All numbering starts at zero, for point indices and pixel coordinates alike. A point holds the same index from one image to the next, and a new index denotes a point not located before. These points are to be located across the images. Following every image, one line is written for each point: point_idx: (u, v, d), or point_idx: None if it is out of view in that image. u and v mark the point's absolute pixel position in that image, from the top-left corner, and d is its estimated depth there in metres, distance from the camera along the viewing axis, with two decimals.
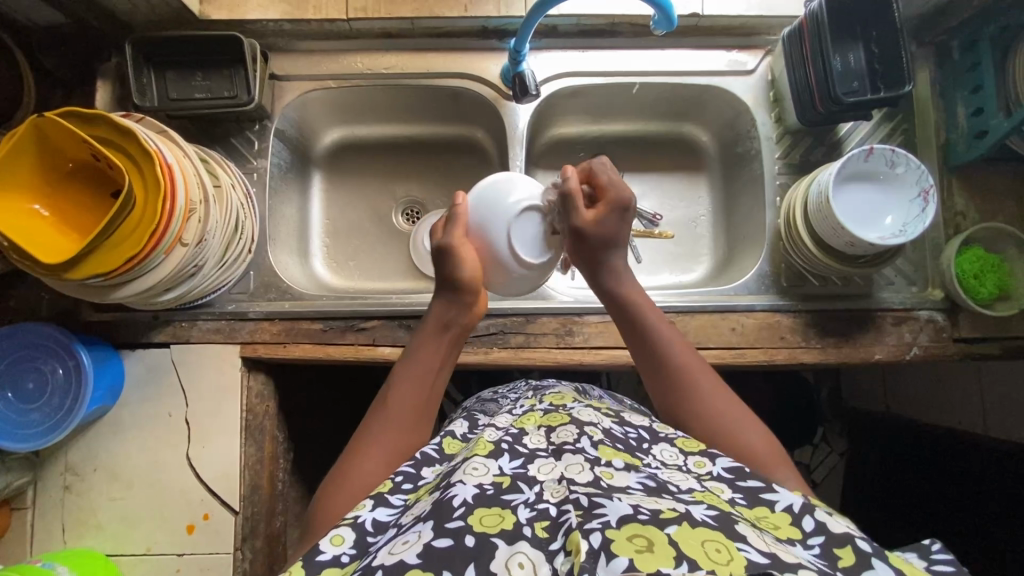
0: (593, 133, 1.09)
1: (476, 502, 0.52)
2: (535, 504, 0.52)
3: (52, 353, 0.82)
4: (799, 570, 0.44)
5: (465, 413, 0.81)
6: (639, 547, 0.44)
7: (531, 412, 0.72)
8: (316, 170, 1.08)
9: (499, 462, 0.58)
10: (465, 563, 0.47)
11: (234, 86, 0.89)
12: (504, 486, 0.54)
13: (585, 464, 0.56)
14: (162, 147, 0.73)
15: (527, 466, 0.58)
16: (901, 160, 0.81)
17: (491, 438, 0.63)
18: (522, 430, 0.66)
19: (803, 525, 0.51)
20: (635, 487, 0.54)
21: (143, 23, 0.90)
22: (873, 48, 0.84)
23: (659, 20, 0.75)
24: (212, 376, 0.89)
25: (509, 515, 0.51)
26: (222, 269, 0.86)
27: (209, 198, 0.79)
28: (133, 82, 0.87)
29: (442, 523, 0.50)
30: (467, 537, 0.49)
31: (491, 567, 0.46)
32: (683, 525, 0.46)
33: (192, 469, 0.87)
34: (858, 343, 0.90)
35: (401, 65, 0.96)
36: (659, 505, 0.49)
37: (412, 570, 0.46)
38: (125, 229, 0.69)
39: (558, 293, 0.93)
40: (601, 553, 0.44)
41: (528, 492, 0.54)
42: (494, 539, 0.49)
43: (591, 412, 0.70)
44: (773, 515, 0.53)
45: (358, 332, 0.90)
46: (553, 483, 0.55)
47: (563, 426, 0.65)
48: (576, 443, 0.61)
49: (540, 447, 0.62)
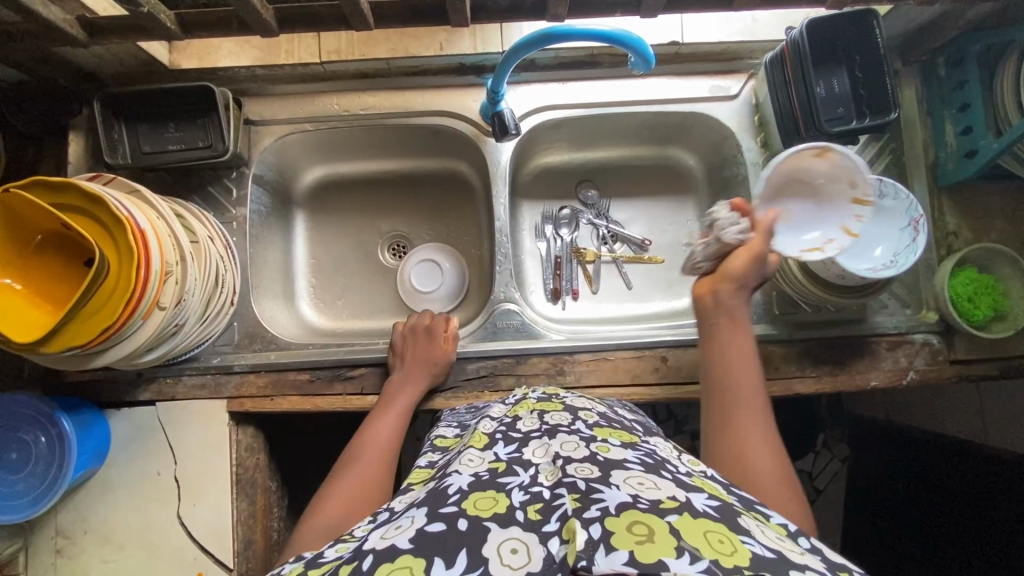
0: (578, 160, 1.08)
1: (471, 488, 0.51)
2: (529, 487, 0.51)
3: (34, 421, 0.80)
4: (807, 569, 0.42)
5: (455, 414, 0.79)
6: (638, 536, 0.42)
7: (524, 400, 0.72)
8: (299, 211, 1.06)
9: (494, 451, 0.57)
10: (458, 549, 0.44)
11: (209, 135, 0.87)
12: (499, 471, 0.53)
13: (580, 443, 0.56)
14: (135, 211, 0.71)
15: (521, 450, 0.57)
16: (890, 187, 0.80)
17: (486, 431, 0.63)
18: (515, 417, 0.66)
19: (798, 540, 0.48)
20: (632, 461, 0.53)
21: (113, 76, 0.88)
22: (857, 73, 0.83)
23: (636, 62, 0.73)
24: (200, 431, 0.88)
25: (503, 499, 0.49)
26: (204, 324, 0.85)
27: (186, 257, 0.77)
28: (104, 139, 0.85)
29: (437, 509, 0.48)
30: (461, 521, 0.46)
31: (484, 552, 0.43)
32: (685, 514, 0.45)
33: (184, 527, 0.85)
34: (854, 370, 0.89)
35: (378, 104, 0.95)
36: (660, 493, 0.47)
37: (403, 554, 0.43)
38: (103, 294, 0.68)
39: (548, 331, 0.92)
40: (600, 544, 0.42)
41: (524, 474, 0.53)
42: (487, 521, 0.46)
43: (584, 400, 0.70)
44: (770, 525, 0.49)
45: (347, 381, 0.89)
46: (548, 465, 0.53)
47: (557, 411, 0.65)
48: (571, 425, 0.61)
49: (533, 429, 0.61)
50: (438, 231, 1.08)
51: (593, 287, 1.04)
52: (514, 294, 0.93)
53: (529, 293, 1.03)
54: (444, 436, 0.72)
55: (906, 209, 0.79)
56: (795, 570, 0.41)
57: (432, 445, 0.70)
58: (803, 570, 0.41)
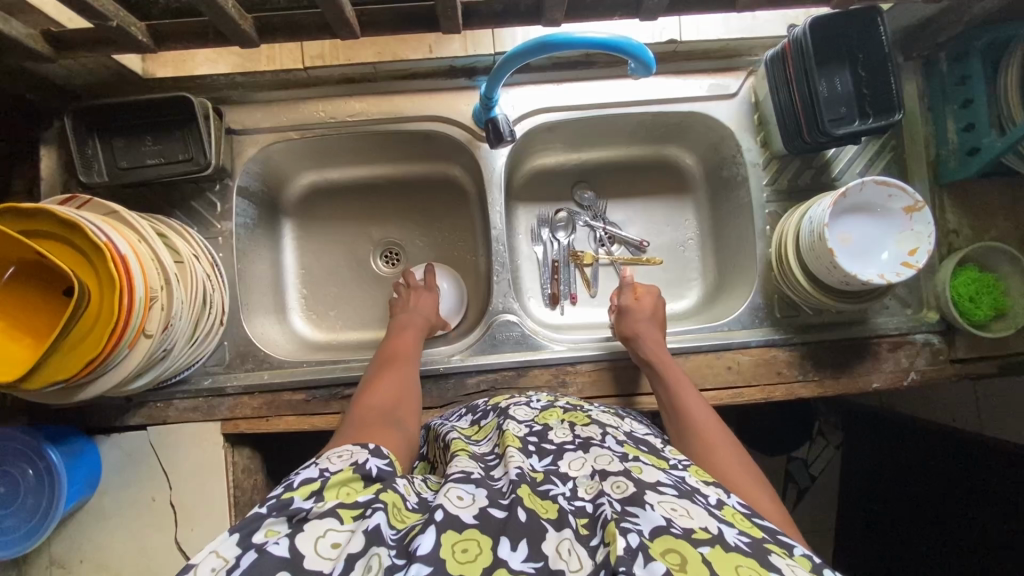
0: (573, 161, 1.05)
1: (519, 481, 0.50)
2: (572, 500, 0.50)
3: (20, 455, 0.78)
4: None
5: (468, 406, 0.79)
6: (673, 566, 0.42)
7: (552, 407, 0.70)
8: (287, 219, 1.02)
9: (530, 460, 0.56)
10: (519, 538, 0.44)
11: (189, 148, 0.83)
12: (538, 480, 0.52)
13: (614, 458, 0.55)
14: (113, 236, 0.67)
15: (557, 462, 0.56)
16: (918, 218, 0.77)
17: (517, 433, 0.60)
18: (546, 426, 0.63)
19: (823, 570, 0.45)
20: (666, 484, 0.52)
21: (83, 86, 0.84)
22: (860, 72, 0.80)
23: (635, 68, 0.70)
24: (194, 456, 0.85)
25: (551, 505, 0.48)
26: (193, 346, 0.82)
27: (171, 280, 0.74)
28: (78, 156, 0.81)
29: (494, 496, 0.48)
30: (520, 510, 0.46)
31: (544, 550, 0.43)
32: (717, 548, 0.44)
33: (182, 554, 0.83)
34: (856, 372, 0.88)
35: (366, 110, 0.91)
36: (692, 522, 0.46)
37: (470, 528, 0.44)
38: (85, 325, 0.65)
39: (550, 342, 0.89)
40: (639, 552, 0.41)
41: (564, 486, 0.52)
42: (545, 522, 0.46)
43: (609, 416, 0.69)
44: (794, 558, 0.46)
45: (343, 400, 0.87)
46: (586, 479, 0.53)
47: (586, 424, 0.64)
48: (603, 441, 0.59)
49: (567, 441, 0.59)
50: (432, 237, 1.05)
51: (591, 291, 1.02)
52: (513, 304, 0.90)
53: (527, 300, 1.01)
54: (461, 426, 0.72)
55: (919, 240, 0.77)
56: None
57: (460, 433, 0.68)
58: None
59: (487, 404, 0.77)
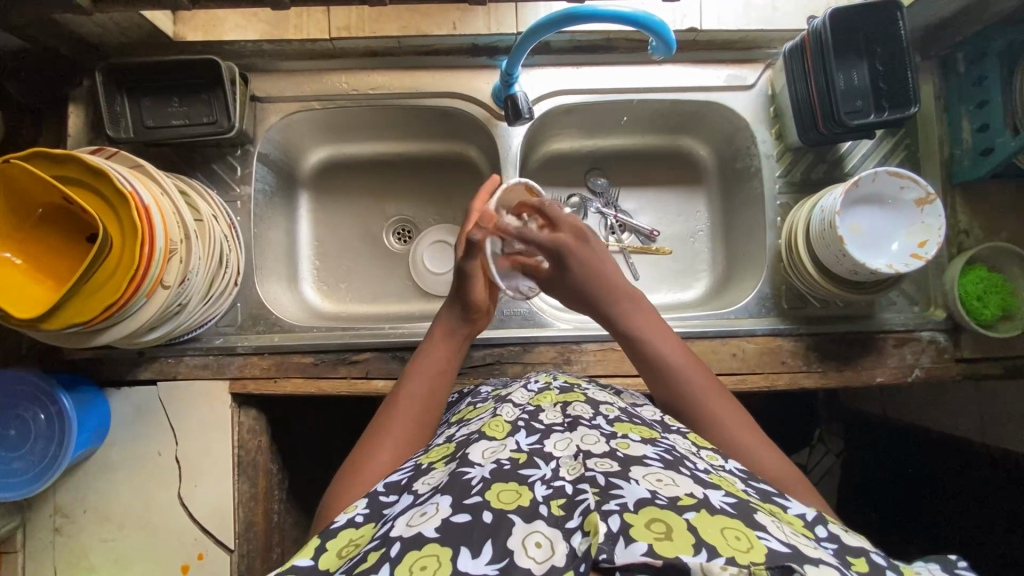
0: (588, 147, 1.06)
1: (493, 478, 0.50)
2: (551, 481, 0.49)
3: (34, 399, 0.80)
4: (820, 564, 0.42)
5: (466, 391, 0.82)
6: (657, 534, 0.42)
7: (547, 390, 0.69)
8: (303, 191, 1.04)
9: (516, 438, 0.55)
10: (483, 541, 0.44)
11: (214, 111, 0.85)
12: (521, 462, 0.52)
13: (600, 437, 0.55)
14: (139, 186, 0.69)
15: (544, 442, 0.55)
16: (930, 211, 0.78)
17: (508, 418, 0.60)
18: (539, 408, 0.63)
19: (815, 529, 0.48)
20: (652, 457, 0.52)
21: (115, 44, 0.86)
22: (878, 66, 0.81)
23: (657, 46, 0.72)
24: (203, 413, 0.87)
25: (527, 491, 0.48)
26: (208, 304, 0.83)
27: (190, 235, 0.75)
28: (106, 113, 0.83)
29: (461, 500, 0.47)
30: (485, 512, 0.46)
31: (509, 544, 0.43)
32: (703, 511, 0.45)
33: (185, 509, 0.85)
34: (860, 366, 0.89)
35: (388, 84, 0.93)
36: (678, 490, 0.47)
37: (429, 543, 0.44)
38: (106, 270, 0.66)
39: (555, 320, 0.91)
40: (620, 537, 0.42)
41: (546, 467, 0.51)
42: (511, 515, 0.46)
43: (605, 393, 0.70)
44: (786, 514, 0.50)
45: (351, 365, 0.88)
46: (569, 458, 0.52)
47: (579, 403, 0.64)
48: (591, 419, 0.59)
49: (556, 423, 0.59)
50: (444, 215, 1.07)
51: None
52: None
53: None
54: (460, 410, 0.73)
55: (929, 232, 0.77)
56: (810, 565, 0.41)
57: (461, 420, 0.68)
58: (817, 565, 0.41)
59: (491, 390, 0.77)
